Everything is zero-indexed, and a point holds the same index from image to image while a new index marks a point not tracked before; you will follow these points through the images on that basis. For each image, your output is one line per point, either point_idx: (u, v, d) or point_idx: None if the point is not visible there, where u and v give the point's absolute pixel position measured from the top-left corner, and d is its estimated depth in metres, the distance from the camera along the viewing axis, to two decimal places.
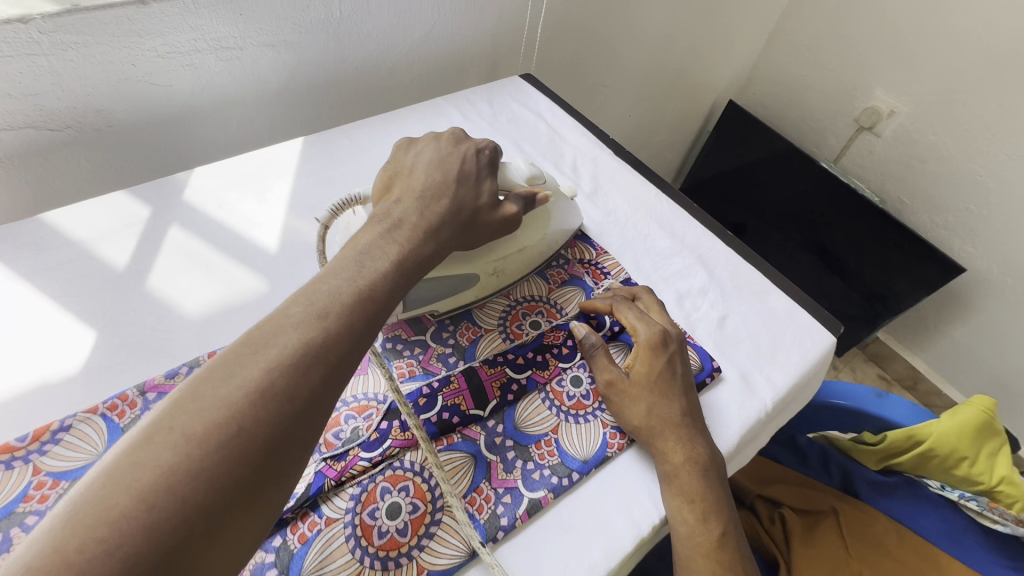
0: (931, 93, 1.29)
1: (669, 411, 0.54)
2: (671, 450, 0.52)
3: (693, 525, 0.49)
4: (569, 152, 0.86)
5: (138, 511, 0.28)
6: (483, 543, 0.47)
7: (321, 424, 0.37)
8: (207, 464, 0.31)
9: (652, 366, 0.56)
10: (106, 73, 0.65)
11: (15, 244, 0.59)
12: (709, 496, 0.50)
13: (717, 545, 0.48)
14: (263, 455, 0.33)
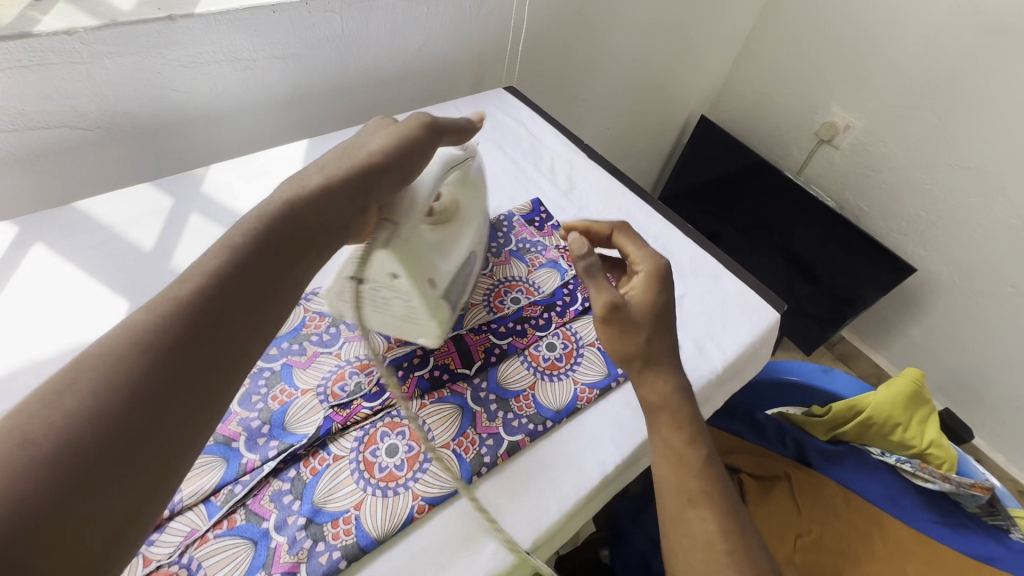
0: (881, 109, 1.42)
1: (666, 343, 0.59)
2: (654, 385, 0.57)
3: (678, 448, 0.55)
4: (548, 154, 0.96)
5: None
6: (469, 477, 0.55)
7: (212, 354, 0.36)
8: (80, 418, 0.30)
9: (655, 297, 0.60)
10: (134, 80, 0.74)
11: (52, 227, 0.66)
12: (694, 422, 0.56)
13: (704, 464, 0.54)
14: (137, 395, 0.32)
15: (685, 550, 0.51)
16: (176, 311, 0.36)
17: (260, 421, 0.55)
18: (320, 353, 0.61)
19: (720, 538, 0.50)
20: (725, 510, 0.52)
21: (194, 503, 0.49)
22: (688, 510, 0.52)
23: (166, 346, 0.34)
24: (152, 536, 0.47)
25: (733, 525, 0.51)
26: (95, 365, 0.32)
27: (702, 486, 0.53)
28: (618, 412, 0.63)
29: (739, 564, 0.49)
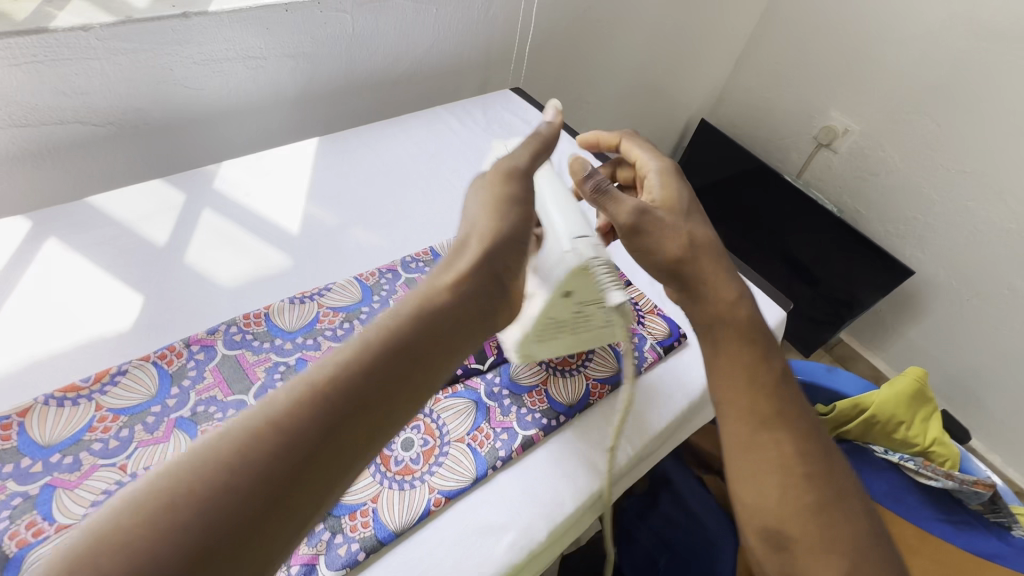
0: (879, 114, 1.44)
1: (702, 230, 0.56)
2: (719, 293, 0.52)
3: (748, 364, 0.49)
4: (555, 155, 0.97)
5: (178, 504, 0.28)
6: (485, 471, 0.55)
7: (371, 424, 0.35)
8: (211, 507, 0.29)
9: (671, 190, 0.59)
10: (147, 76, 0.74)
11: (65, 222, 0.66)
12: (761, 334, 0.50)
13: (778, 383, 0.48)
14: (305, 457, 0.32)
15: (755, 478, 0.45)
16: (317, 396, 0.34)
17: None
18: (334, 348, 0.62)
19: (799, 460, 0.45)
20: (804, 438, 0.46)
21: None
22: (762, 432, 0.46)
23: (306, 435, 0.32)
24: None
25: (813, 448, 0.46)
26: (234, 447, 0.31)
27: (778, 405, 0.47)
28: (630, 408, 0.64)
29: (820, 493, 0.44)
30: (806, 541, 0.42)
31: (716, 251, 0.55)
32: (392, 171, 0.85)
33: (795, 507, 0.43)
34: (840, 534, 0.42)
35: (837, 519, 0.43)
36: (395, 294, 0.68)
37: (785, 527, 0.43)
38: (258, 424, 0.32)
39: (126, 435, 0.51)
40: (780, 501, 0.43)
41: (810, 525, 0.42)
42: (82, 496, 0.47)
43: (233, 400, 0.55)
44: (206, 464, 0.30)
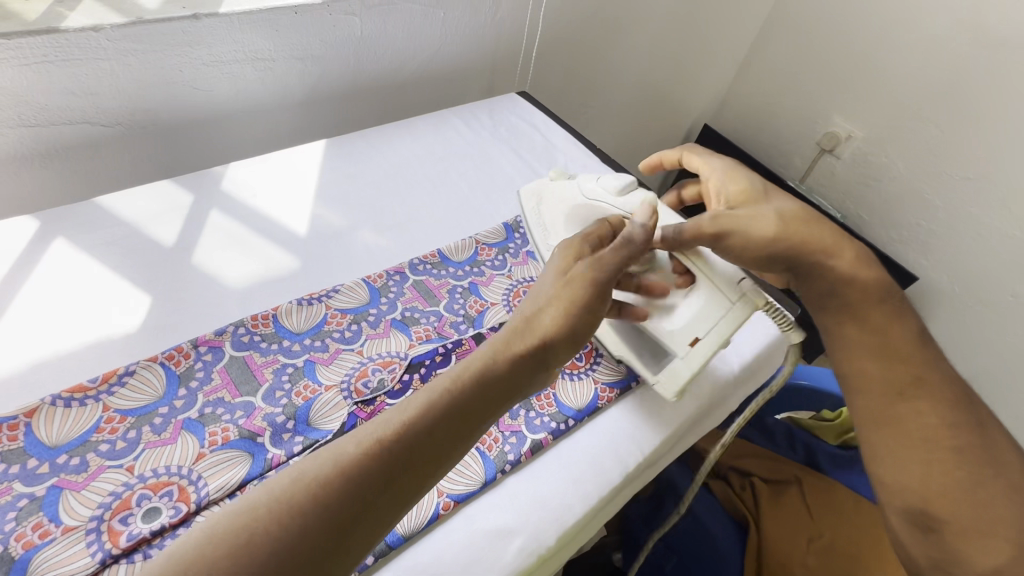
0: (883, 120, 1.44)
1: (788, 207, 0.57)
2: (841, 253, 0.54)
3: (880, 333, 0.51)
4: (561, 158, 0.97)
5: (260, 532, 0.32)
6: (493, 474, 0.55)
7: (428, 475, 0.38)
8: (287, 539, 0.32)
9: (738, 186, 0.60)
10: (157, 77, 0.74)
11: (73, 222, 0.66)
12: (893, 295, 0.53)
13: (920, 345, 0.51)
14: (369, 499, 0.35)
15: (897, 450, 0.47)
16: (384, 443, 0.37)
17: (284, 417, 0.54)
18: (342, 350, 0.61)
19: (946, 432, 0.46)
20: (949, 401, 0.47)
21: (221, 497, 0.48)
22: (900, 403, 0.48)
23: (369, 481, 0.36)
24: (178, 531, 0.46)
25: (962, 419, 0.47)
26: (301, 489, 0.34)
27: (916, 375, 0.49)
28: (637, 412, 0.64)
29: (973, 467, 0.44)
30: (957, 519, 0.43)
31: (806, 220, 0.55)
32: (399, 174, 0.84)
33: (943, 483, 0.44)
34: (1000, 512, 0.42)
35: (994, 496, 0.43)
36: (403, 296, 0.68)
37: (934, 508, 0.44)
38: (328, 468, 0.35)
39: (134, 437, 0.51)
40: (925, 480, 0.45)
41: (960, 503, 0.43)
42: (89, 498, 0.46)
43: (240, 401, 0.55)
44: (287, 496, 0.34)
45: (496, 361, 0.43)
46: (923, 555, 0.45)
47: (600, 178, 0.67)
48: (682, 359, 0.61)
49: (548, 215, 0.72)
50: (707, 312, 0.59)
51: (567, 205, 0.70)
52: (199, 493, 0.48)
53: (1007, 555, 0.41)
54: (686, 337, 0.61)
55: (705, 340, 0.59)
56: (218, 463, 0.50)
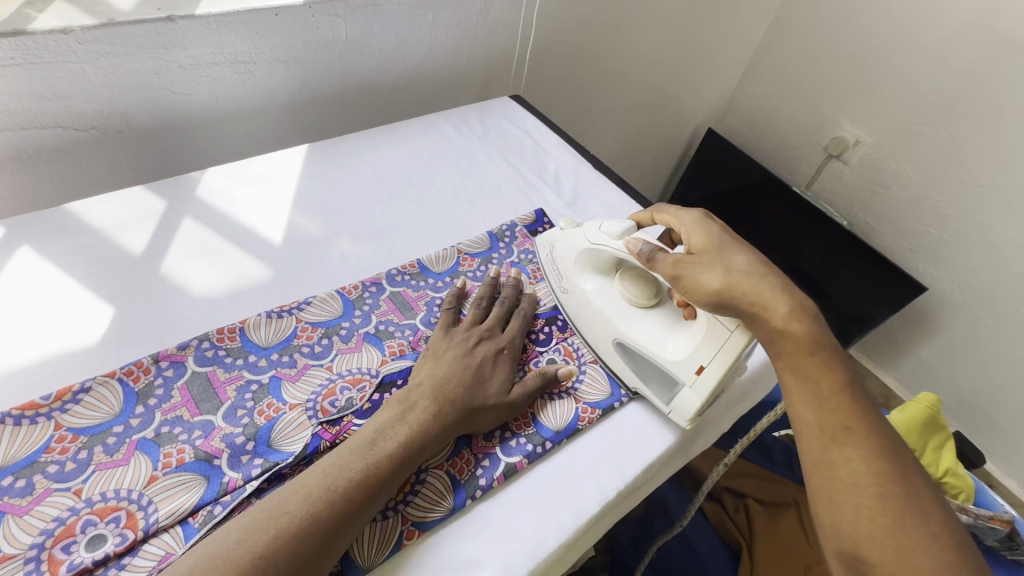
0: (891, 125, 1.39)
1: (740, 259, 0.55)
2: (774, 306, 0.52)
3: (813, 374, 0.49)
4: (553, 165, 0.94)
5: (247, 564, 0.40)
6: (463, 501, 0.52)
7: (373, 507, 0.47)
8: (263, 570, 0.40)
9: (700, 237, 0.58)
10: (132, 80, 0.72)
11: (41, 229, 0.64)
12: (826, 342, 0.51)
13: (849, 387, 0.49)
14: (333, 532, 0.44)
15: (830, 498, 0.46)
16: (342, 486, 0.46)
17: (244, 437, 0.52)
18: (311, 366, 0.59)
19: (872, 481, 0.45)
20: (878, 449, 0.46)
21: (170, 524, 0.46)
22: (832, 448, 0.47)
23: (336, 516, 0.44)
24: (124, 560, 0.44)
25: (889, 467, 0.46)
26: (266, 543, 0.41)
27: (846, 419, 0.47)
28: (619, 435, 0.61)
29: (897, 517, 0.44)
30: (885, 567, 0.43)
31: (753, 273, 0.53)
32: (383, 181, 0.82)
33: (869, 531, 0.44)
34: (920, 563, 0.42)
35: (916, 545, 0.43)
36: (378, 309, 0.66)
37: (864, 552, 0.44)
38: (301, 510, 0.44)
39: (84, 457, 0.48)
40: (857, 526, 0.44)
41: (889, 551, 0.43)
42: (31, 524, 0.44)
43: (200, 420, 0.53)
44: (274, 534, 0.42)
45: (432, 422, 0.52)
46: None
47: (604, 224, 0.67)
48: (692, 388, 0.59)
49: (559, 262, 0.70)
50: (709, 339, 0.58)
51: (574, 253, 0.69)
52: (148, 520, 0.45)
53: None
54: (691, 365, 0.59)
55: (711, 367, 0.57)
56: (171, 488, 0.48)
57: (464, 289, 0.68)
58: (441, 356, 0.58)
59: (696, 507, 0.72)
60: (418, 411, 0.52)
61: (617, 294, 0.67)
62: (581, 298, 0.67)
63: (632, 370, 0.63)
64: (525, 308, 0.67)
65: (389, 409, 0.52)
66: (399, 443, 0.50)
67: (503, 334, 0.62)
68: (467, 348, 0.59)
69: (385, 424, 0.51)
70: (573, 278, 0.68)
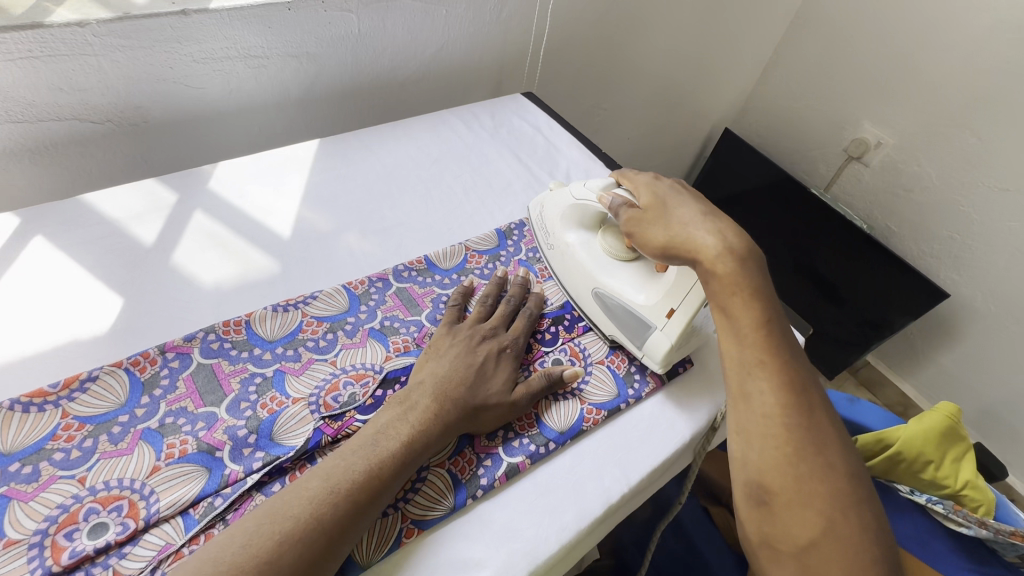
0: (914, 126, 1.36)
1: (682, 211, 0.57)
2: (703, 251, 0.54)
3: (735, 314, 0.52)
4: (564, 162, 0.93)
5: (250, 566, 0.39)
6: (464, 500, 0.51)
7: (375, 508, 0.46)
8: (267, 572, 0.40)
9: (648, 195, 0.61)
10: (147, 74, 0.73)
11: (55, 219, 0.65)
12: (749, 280, 0.52)
13: (766, 325, 0.51)
14: (337, 533, 0.43)
15: (744, 428, 0.49)
16: (344, 488, 0.45)
17: (246, 430, 0.52)
18: (315, 360, 0.59)
19: (780, 412, 0.48)
20: (787, 381, 0.49)
21: (171, 514, 0.46)
22: (747, 382, 0.50)
23: (339, 519, 0.44)
24: (125, 549, 0.44)
25: (796, 399, 0.49)
26: (272, 548, 0.41)
27: (761, 355, 0.50)
28: (626, 437, 0.60)
29: (799, 446, 0.47)
30: (784, 494, 0.46)
31: (692, 220, 0.56)
32: (392, 177, 0.82)
33: (773, 460, 0.47)
34: (818, 489, 0.46)
35: (814, 474, 0.46)
36: (383, 305, 0.65)
37: (766, 481, 0.47)
38: (305, 512, 0.43)
39: (89, 446, 0.49)
40: (760, 456, 0.48)
41: (789, 479, 0.46)
42: (35, 510, 0.45)
43: (204, 412, 0.53)
44: (278, 537, 0.41)
45: (433, 421, 0.51)
46: (755, 528, 0.48)
47: (590, 181, 0.70)
48: (662, 330, 0.61)
49: (547, 220, 0.73)
50: (677, 286, 0.61)
51: (560, 209, 0.72)
52: (149, 509, 0.46)
53: (818, 528, 0.45)
54: (663, 309, 0.62)
55: (681, 309, 0.60)
56: (173, 478, 0.48)
57: (471, 286, 0.67)
58: (444, 352, 0.58)
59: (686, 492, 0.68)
60: (419, 410, 0.52)
61: (599, 248, 0.70)
62: (564, 250, 0.70)
63: (607, 318, 0.66)
64: (531, 307, 0.66)
65: (391, 410, 0.52)
66: (401, 441, 0.49)
67: (508, 333, 0.62)
68: (471, 346, 0.59)
69: (386, 423, 0.50)
70: (557, 232, 0.71)
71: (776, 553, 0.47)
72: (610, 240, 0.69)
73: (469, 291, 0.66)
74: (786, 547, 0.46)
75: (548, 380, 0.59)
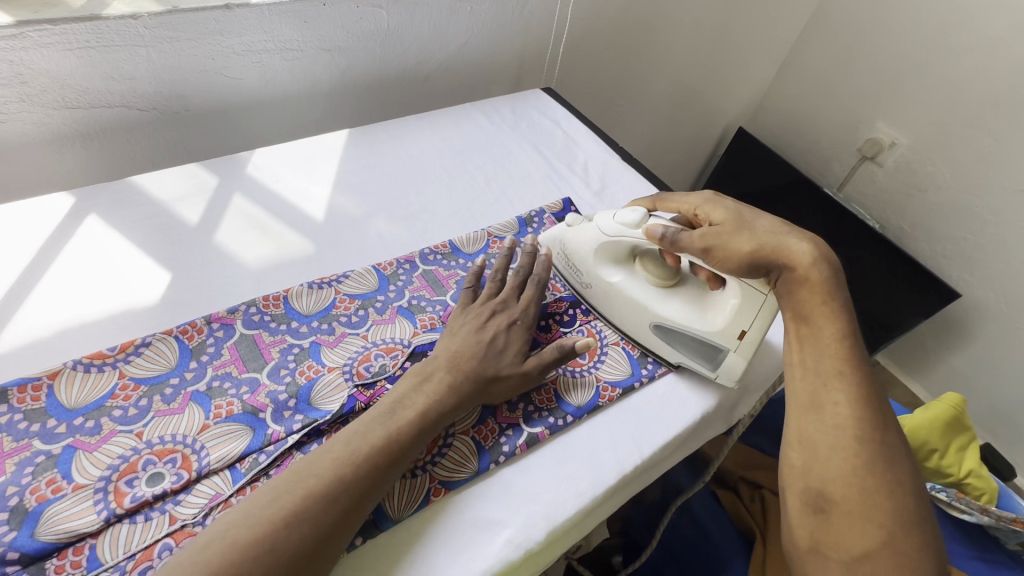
0: (929, 127, 1.37)
1: (764, 221, 0.58)
2: (796, 260, 0.56)
3: (819, 324, 0.55)
4: (582, 156, 0.96)
5: (296, 500, 0.44)
6: (487, 465, 0.55)
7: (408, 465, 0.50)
8: (312, 505, 0.44)
9: (720, 211, 0.61)
10: (191, 64, 0.77)
11: (106, 198, 0.70)
12: (837, 293, 0.55)
13: (846, 339, 0.54)
14: (374, 478, 0.48)
15: (813, 436, 0.52)
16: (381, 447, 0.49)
17: (287, 394, 0.56)
18: (348, 334, 0.62)
19: (853, 424, 0.50)
20: (863, 396, 0.52)
21: (220, 467, 0.50)
22: (823, 391, 0.53)
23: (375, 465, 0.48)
24: (179, 496, 0.48)
25: (870, 415, 0.51)
26: (316, 488, 0.45)
27: (841, 366, 0.53)
28: (640, 412, 0.63)
29: (868, 459, 0.49)
30: (845, 504, 0.48)
31: (780, 229, 0.57)
32: (418, 166, 0.85)
33: (839, 470, 0.49)
34: (882, 504, 0.48)
35: (879, 489, 0.48)
36: (411, 285, 0.69)
37: (829, 490, 0.49)
38: (345, 462, 0.47)
39: (145, 404, 0.53)
40: (827, 465, 0.50)
41: (853, 491, 0.48)
42: (99, 459, 0.49)
43: (246, 377, 0.57)
44: (320, 477, 0.46)
45: (448, 390, 0.55)
46: (805, 534, 0.50)
47: (619, 213, 0.67)
48: (737, 352, 0.64)
49: (574, 258, 0.71)
50: (745, 305, 0.62)
51: (590, 246, 0.69)
52: (201, 462, 0.50)
53: (877, 542, 0.47)
54: (733, 331, 0.63)
55: (753, 330, 0.62)
56: (221, 436, 0.52)
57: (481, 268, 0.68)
58: (456, 329, 0.60)
59: (701, 485, 0.75)
60: (434, 382, 0.55)
61: (639, 278, 0.69)
62: (609, 289, 0.69)
63: (672, 347, 0.66)
64: (539, 273, 0.68)
65: (408, 379, 0.55)
66: (417, 412, 0.52)
67: (517, 305, 0.64)
68: (481, 322, 0.61)
69: (403, 394, 0.54)
70: (594, 271, 0.69)
71: (824, 560, 0.48)
72: (649, 266, 0.69)
73: (480, 270, 0.67)
74: (838, 554, 0.48)
75: (560, 352, 0.61)
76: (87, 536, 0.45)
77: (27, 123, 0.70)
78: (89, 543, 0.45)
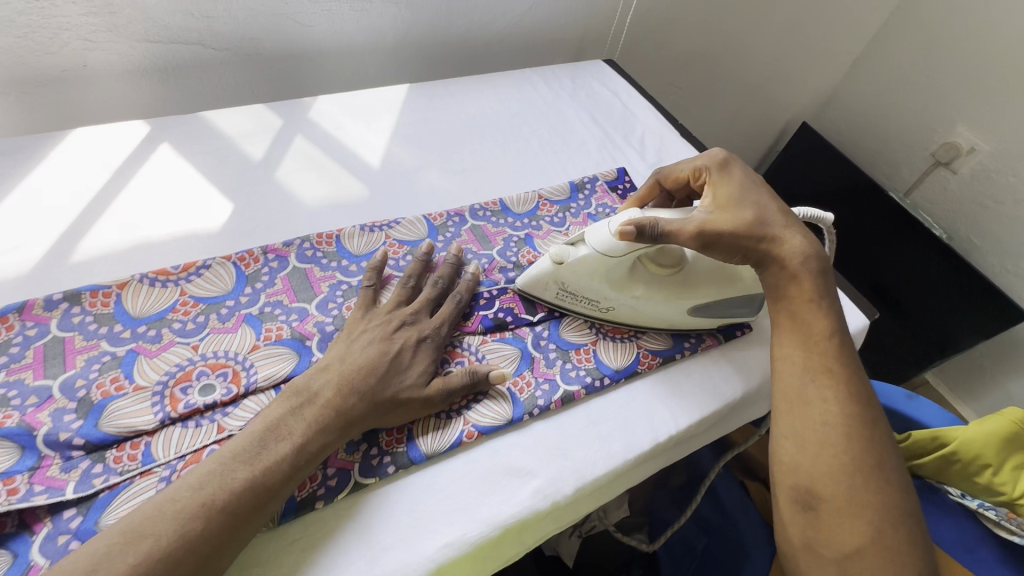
0: (1015, 135, 1.27)
1: (759, 207, 0.59)
2: (788, 255, 0.57)
3: (809, 321, 0.55)
4: (639, 128, 0.94)
5: (204, 488, 0.41)
6: (520, 415, 0.55)
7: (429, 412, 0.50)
8: (223, 494, 0.41)
9: (724, 192, 0.60)
10: (264, 7, 0.79)
11: (177, 131, 0.72)
12: (823, 293, 0.56)
13: (831, 336, 0.54)
14: (295, 468, 0.45)
15: (800, 432, 0.50)
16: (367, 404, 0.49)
17: (333, 326, 0.57)
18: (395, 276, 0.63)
19: (842, 421, 0.49)
20: (850, 392, 0.51)
21: (266, 387, 0.52)
22: (810, 388, 0.52)
23: (302, 450, 0.45)
24: (228, 409, 0.50)
25: (858, 411, 0.50)
26: (240, 476, 0.42)
27: (828, 364, 0.52)
28: (678, 383, 0.62)
29: (856, 455, 0.48)
30: (835, 501, 0.47)
31: (774, 220, 0.58)
32: (473, 125, 0.85)
33: (830, 466, 0.48)
34: (870, 501, 0.46)
35: (869, 486, 0.47)
36: (459, 238, 0.69)
37: (817, 487, 0.48)
38: (284, 450, 0.44)
39: (202, 321, 0.56)
40: (814, 461, 0.49)
41: (841, 487, 0.47)
42: (158, 365, 0.52)
43: (296, 306, 0.59)
44: (234, 462, 0.43)
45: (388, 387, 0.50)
46: (798, 533, 0.49)
47: (603, 231, 0.57)
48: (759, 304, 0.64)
49: (577, 290, 0.61)
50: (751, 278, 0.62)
51: (595, 275, 0.60)
52: (250, 379, 0.52)
53: (866, 538, 0.45)
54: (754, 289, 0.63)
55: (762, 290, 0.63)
56: (270, 356, 0.54)
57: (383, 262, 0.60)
58: (355, 339, 0.53)
59: (723, 464, 0.75)
60: (318, 404, 0.48)
61: (662, 285, 0.62)
62: (637, 305, 0.62)
63: (715, 316, 0.64)
64: (459, 292, 0.60)
65: (285, 403, 0.47)
66: (293, 445, 0.45)
67: (430, 320, 0.57)
68: (387, 332, 0.54)
69: (277, 420, 0.46)
70: (615, 295, 0.61)
71: (815, 558, 0.47)
72: (660, 263, 0.62)
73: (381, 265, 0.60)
74: (829, 552, 0.46)
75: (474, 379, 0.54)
76: (143, 434, 0.48)
77: (113, 54, 0.74)
78: (145, 440, 0.48)
